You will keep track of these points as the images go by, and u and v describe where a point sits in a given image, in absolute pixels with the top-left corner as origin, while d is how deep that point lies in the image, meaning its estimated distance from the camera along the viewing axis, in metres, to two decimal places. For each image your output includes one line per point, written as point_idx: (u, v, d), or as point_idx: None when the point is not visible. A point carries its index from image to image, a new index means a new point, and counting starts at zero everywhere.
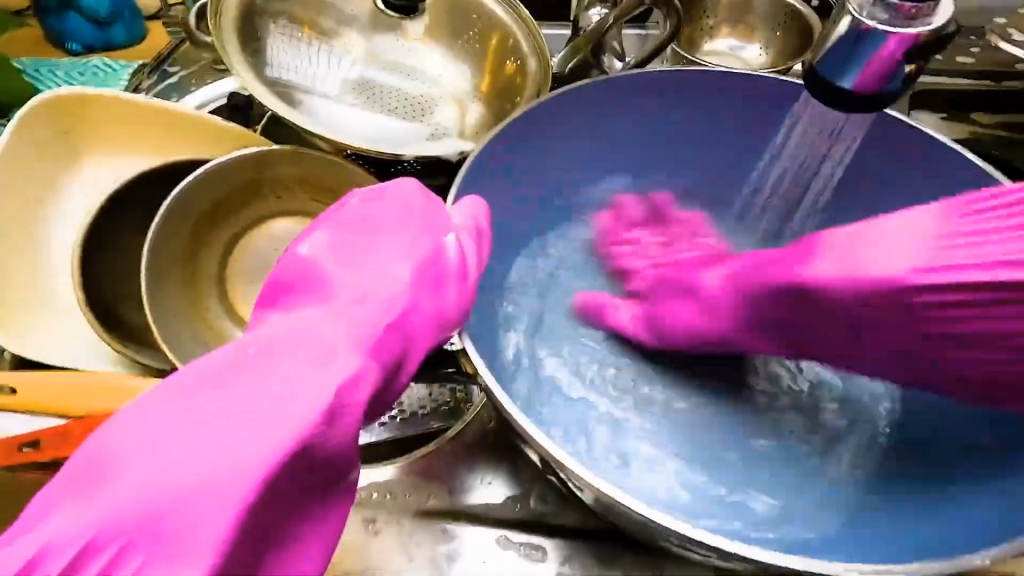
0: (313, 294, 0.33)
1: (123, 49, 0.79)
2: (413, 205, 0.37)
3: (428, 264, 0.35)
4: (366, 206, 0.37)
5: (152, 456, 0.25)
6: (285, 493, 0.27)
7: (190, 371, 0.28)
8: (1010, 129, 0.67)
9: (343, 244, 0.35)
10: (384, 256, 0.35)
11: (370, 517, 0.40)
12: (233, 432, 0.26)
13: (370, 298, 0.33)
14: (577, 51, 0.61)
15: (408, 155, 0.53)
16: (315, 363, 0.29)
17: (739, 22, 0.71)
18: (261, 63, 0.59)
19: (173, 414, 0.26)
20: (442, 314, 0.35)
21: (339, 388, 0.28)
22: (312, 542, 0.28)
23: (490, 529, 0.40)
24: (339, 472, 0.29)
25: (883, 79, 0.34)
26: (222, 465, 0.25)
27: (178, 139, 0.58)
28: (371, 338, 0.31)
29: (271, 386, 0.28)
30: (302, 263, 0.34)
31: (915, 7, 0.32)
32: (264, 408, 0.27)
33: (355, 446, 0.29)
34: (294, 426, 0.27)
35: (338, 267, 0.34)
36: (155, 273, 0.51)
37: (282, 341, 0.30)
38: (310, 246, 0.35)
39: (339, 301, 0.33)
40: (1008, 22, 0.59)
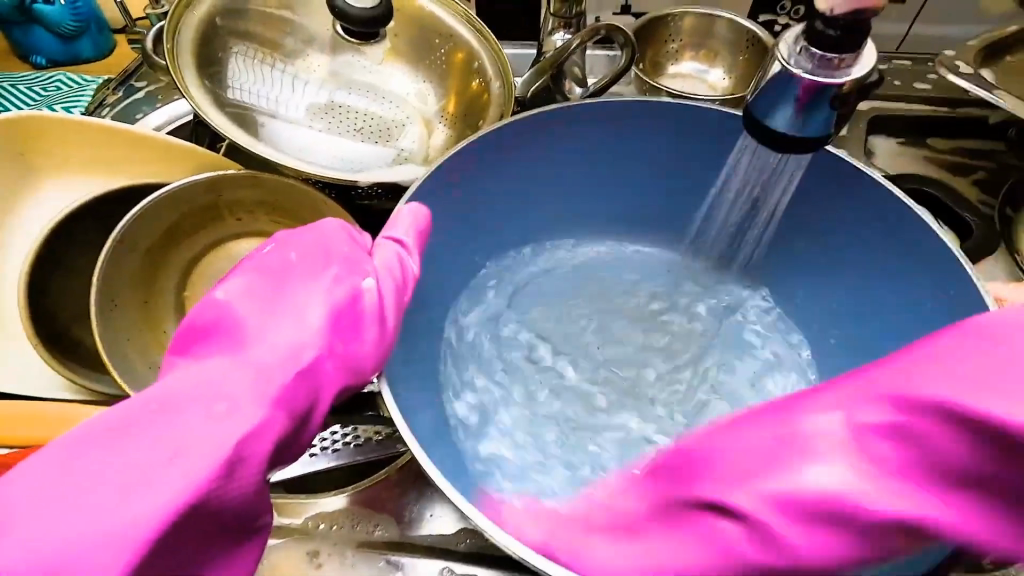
0: (225, 343, 0.34)
1: (90, 62, 0.79)
2: (333, 248, 0.38)
3: (345, 310, 0.36)
4: (289, 249, 0.38)
5: (49, 511, 0.26)
6: (185, 541, 0.28)
7: (87, 426, 0.28)
8: (963, 154, 0.68)
9: (261, 288, 0.36)
10: (301, 301, 0.36)
11: (314, 549, 0.40)
12: (133, 489, 0.27)
13: (279, 346, 0.33)
14: (542, 74, 0.60)
15: (363, 181, 0.53)
16: (217, 415, 0.30)
17: (701, 46, 0.72)
18: (221, 87, 0.58)
19: (73, 467, 0.27)
20: (358, 358, 0.36)
21: (239, 439, 0.29)
22: None
23: (435, 560, 0.41)
24: (245, 519, 0.30)
25: (809, 123, 0.36)
26: (111, 525, 0.26)
27: (135, 160, 0.57)
28: (278, 387, 0.32)
29: (171, 437, 0.28)
30: (217, 310, 0.34)
31: (837, 58, 0.33)
32: (159, 460, 0.27)
33: (258, 495, 0.30)
34: (188, 480, 0.27)
35: (254, 310, 0.35)
36: (107, 296, 0.51)
37: (188, 392, 0.30)
38: (227, 291, 0.35)
39: (250, 351, 0.33)
40: (956, 53, 0.60)
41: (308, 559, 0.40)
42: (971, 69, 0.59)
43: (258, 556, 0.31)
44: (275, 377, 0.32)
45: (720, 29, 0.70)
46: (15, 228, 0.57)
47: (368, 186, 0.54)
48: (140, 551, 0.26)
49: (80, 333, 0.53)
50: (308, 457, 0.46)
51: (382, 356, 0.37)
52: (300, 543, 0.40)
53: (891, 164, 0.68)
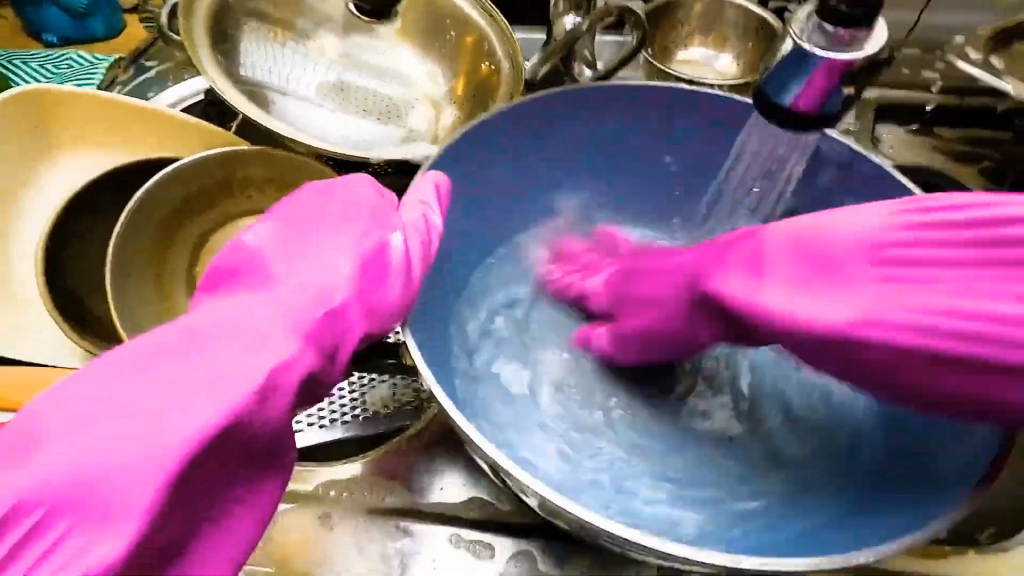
0: (253, 283, 0.35)
1: (100, 41, 0.79)
2: (358, 200, 0.39)
3: (370, 259, 0.37)
4: (314, 201, 0.39)
5: (86, 428, 0.27)
6: (218, 467, 0.29)
7: (124, 351, 0.29)
8: (970, 143, 0.68)
9: (287, 236, 0.37)
10: (327, 250, 0.37)
11: (326, 514, 0.41)
12: (171, 409, 0.28)
13: (307, 286, 0.35)
14: (550, 56, 0.61)
15: (375, 159, 0.54)
16: (249, 346, 0.31)
17: (710, 31, 0.72)
18: (234, 64, 0.59)
19: (109, 387, 0.28)
20: (382, 306, 0.37)
21: (271, 369, 0.30)
22: (241, 517, 0.31)
23: (443, 527, 0.41)
24: (275, 449, 0.32)
25: (822, 102, 0.36)
26: (150, 441, 0.27)
27: (149, 135, 0.58)
28: (307, 326, 0.33)
29: (205, 364, 0.29)
30: (245, 253, 0.36)
31: (849, 34, 0.34)
32: (196, 384, 0.29)
33: (285, 426, 0.31)
34: (224, 404, 0.28)
35: (281, 256, 0.36)
36: (122, 267, 0.52)
37: (221, 325, 0.31)
38: (255, 236, 0.36)
39: (278, 290, 0.34)
40: (965, 40, 0.61)
41: (320, 523, 0.41)
42: (980, 56, 0.59)
43: (279, 493, 0.32)
44: (304, 317, 0.33)
45: (729, 15, 0.70)
46: (31, 202, 0.57)
47: (380, 164, 0.55)
48: (178, 466, 0.27)
49: (93, 306, 0.54)
50: (318, 428, 0.47)
51: (405, 305, 0.38)
52: (311, 508, 0.41)
53: (898, 151, 0.68)
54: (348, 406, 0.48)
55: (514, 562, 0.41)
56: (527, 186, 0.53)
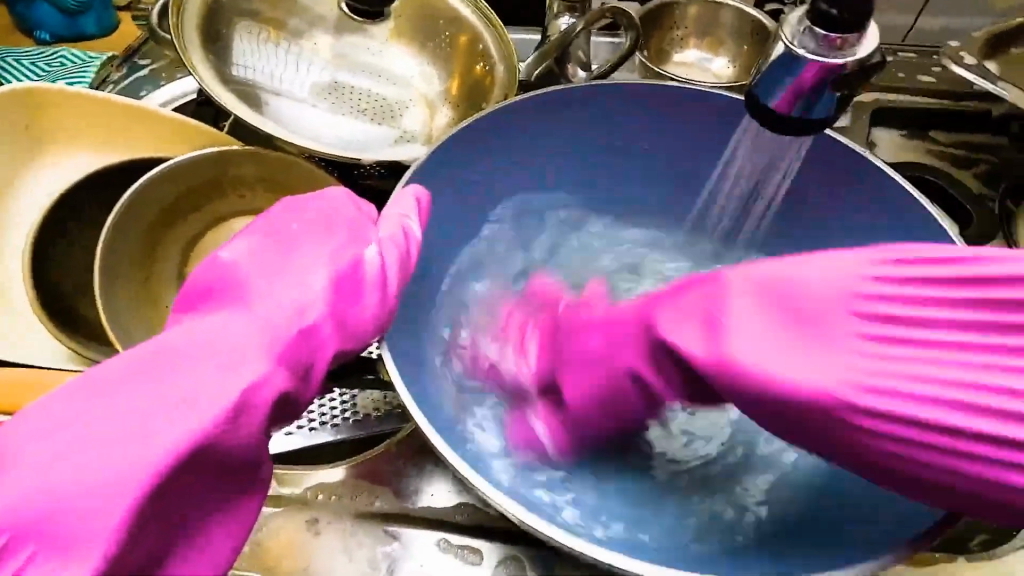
0: (229, 301, 0.34)
1: (92, 39, 0.79)
2: (339, 215, 0.39)
3: (346, 275, 0.36)
4: (292, 216, 0.39)
5: (55, 452, 0.26)
6: (191, 489, 0.28)
7: (97, 373, 0.29)
8: (964, 148, 0.68)
9: (265, 251, 0.37)
10: (305, 266, 0.36)
11: (313, 518, 0.41)
12: (139, 432, 0.27)
13: (283, 304, 0.34)
14: (545, 57, 0.60)
15: (367, 159, 0.54)
16: (221, 365, 0.30)
17: (706, 34, 0.72)
18: (226, 63, 0.59)
19: (82, 411, 0.28)
20: (359, 322, 0.36)
21: (244, 389, 0.30)
22: (219, 541, 0.30)
23: (432, 532, 0.41)
24: (249, 470, 0.31)
25: (812, 106, 0.36)
26: (117, 465, 0.26)
27: (140, 134, 0.58)
28: (281, 344, 0.32)
29: (178, 386, 0.29)
30: (222, 269, 0.35)
31: (841, 38, 0.33)
32: (166, 405, 0.28)
33: (260, 446, 0.30)
34: (193, 426, 0.28)
35: (259, 272, 0.36)
36: (110, 269, 0.51)
37: (194, 344, 0.31)
38: (232, 253, 0.36)
39: (253, 307, 0.34)
40: (960, 45, 0.61)
41: (307, 527, 0.41)
42: (975, 61, 0.59)
43: (259, 513, 0.31)
44: (278, 335, 0.33)
45: (725, 18, 0.70)
46: (20, 202, 0.57)
47: (371, 164, 0.55)
48: (146, 490, 0.26)
49: (82, 306, 0.53)
50: (307, 431, 0.47)
51: (382, 321, 0.37)
52: (299, 513, 0.41)
53: (893, 156, 0.68)
54: (337, 409, 0.48)
55: (502, 567, 0.40)
56: (520, 187, 0.53)
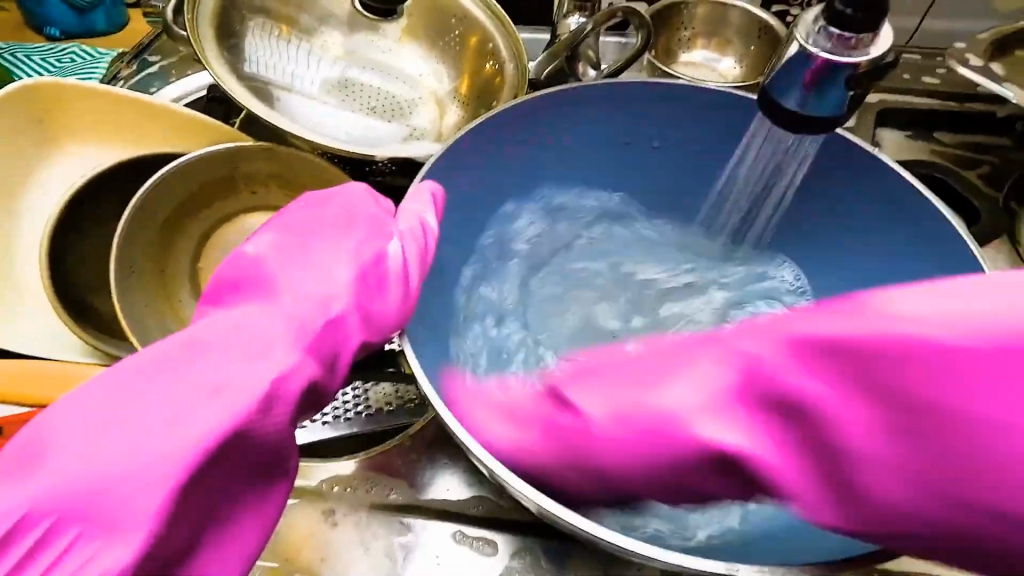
0: (255, 295, 0.35)
1: (102, 36, 0.79)
2: (358, 210, 0.40)
3: (369, 269, 0.37)
4: (313, 212, 0.40)
5: (89, 441, 0.27)
6: (223, 478, 0.29)
7: (131, 363, 0.29)
8: (969, 148, 0.69)
9: (288, 245, 0.37)
10: (329, 260, 0.37)
11: (330, 509, 0.41)
12: (174, 421, 0.28)
13: (307, 298, 0.35)
14: (555, 57, 0.61)
15: (379, 156, 0.54)
16: (251, 356, 0.31)
17: (713, 35, 0.72)
18: (240, 60, 0.59)
19: (115, 400, 0.28)
20: (382, 316, 0.37)
21: (271, 379, 0.30)
22: (248, 530, 0.30)
23: (447, 524, 0.42)
24: (278, 460, 0.31)
25: (825, 106, 0.36)
26: (153, 452, 0.26)
27: (155, 132, 0.58)
28: (309, 336, 0.33)
29: (207, 377, 0.29)
30: (247, 263, 0.36)
31: (855, 38, 0.34)
32: (199, 396, 0.29)
33: (289, 436, 0.31)
34: (226, 416, 0.28)
35: (284, 265, 0.36)
36: (125, 263, 0.51)
37: (224, 336, 0.31)
38: (256, 247, 0.37)
39: (280, 300, 0.34)
40: (965, 46, 0.61)
41: (324, 519, 0.41)
42: (980, 62, 0.60)
43: (286, 504, 0.32)
44: (305, 327, 0.33)
45: (733, 17, 0.71)
46: (34, 196, 0.57)
47: (384, 160, 0.55)
48: (182, 476, 0.27)
49: (96, 300, 0.54)
50: (321, 425, 0.47)
51: (405, 316, 0.38)
52: (316, 504, 0.41)
53: (898, 155, 0.69)
54: (351, 402, 0.49)
55: (516, 560, 0.41)
56: (530, 185, 0.54)
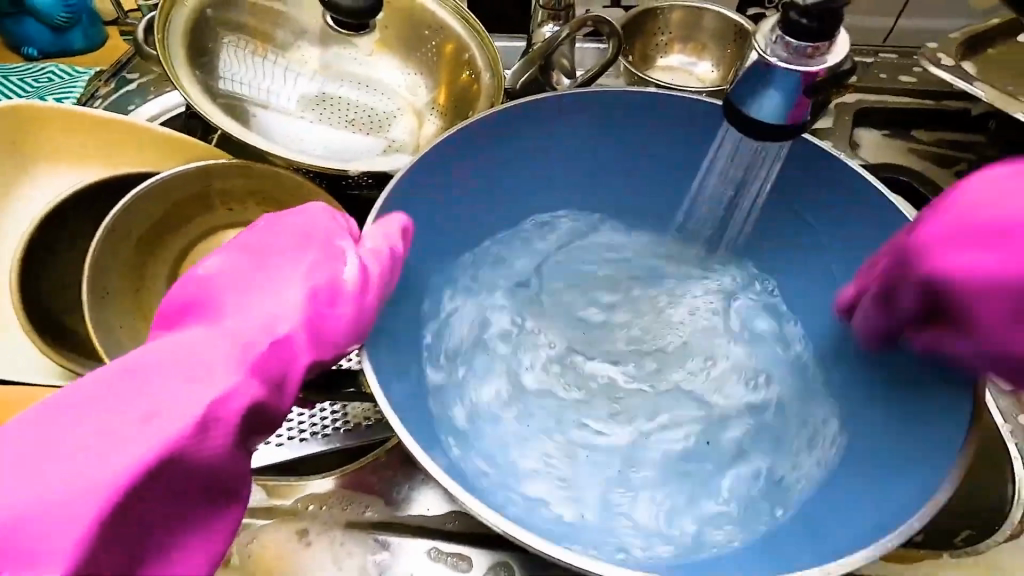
0: (204, 318, 0.35)
1: (81, 54, 0.79)
2: (313, 228, 0.40)
3: (320, 286, 0.37)
4: (268, 231, 0.40)
5: (25, 467, 0.27)
6: (157, 506, 0.29)
7: (73, 390, 0.30)
8: (947, 146, 0.70)
9: (240, 266, 0.38)
10: (280, 281, 0.37)
11: (303, 529, 0.41)
12: (107, 446, 0.28)
13: (252, 320, 0.35)
14: (530, 65, 0.60)
15: (353, 170, 0.54)
16: (191, 378, 0.31)
17: (689, 40, 0.73)
18: (212, 77, 0.59)
19: (54, 427, 0.29)
20: (335, 333, 0.36)
21: (210, 401, 0.30)
22: (186, 560, 0.29)
23: (422, 540, 0.41)
24: (219, 484, 0.31)
25: (787, 113, 0.36)
26: (83, 478, 0.27)
27: (131, 151, 0.58)
28: (253, 357, 0.33)
29: (145, 399, 0.30)
30: (199, 286, 0.37)
31: (811, 47, 0.34)
32: (135, 420, 0.29)
33: (229, 460, 0.31)
34: (158, 440, 0.28)
35: (235, 287, 0.37)
36: (99, 284, 0.51)
37: (166, 358, 0.32)
38: (207, 271, 0.37)
39: (226, 323, 0.35)
40: (937, 45, 0.61)
41: (297, 538, 0.41)
42: (952, 61, 0.60)
43: (228, 532, 0.31)
44: (248, 349, 0.33)
45: (707, 22, 0.71)
46: (8, 219, 0.57)
47: (359, 175, 0.55)
48: (110, 500, 0.27)
49: (72, 320, 0.54)
50: (300, 442, 0.48)
51: (359, 334, 0.37)
52: (288, 523, 0.41)
53: (875, 156, 0.69)
54: (329, 419, 0.50)
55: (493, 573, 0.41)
56: (504, 196, 0.53)
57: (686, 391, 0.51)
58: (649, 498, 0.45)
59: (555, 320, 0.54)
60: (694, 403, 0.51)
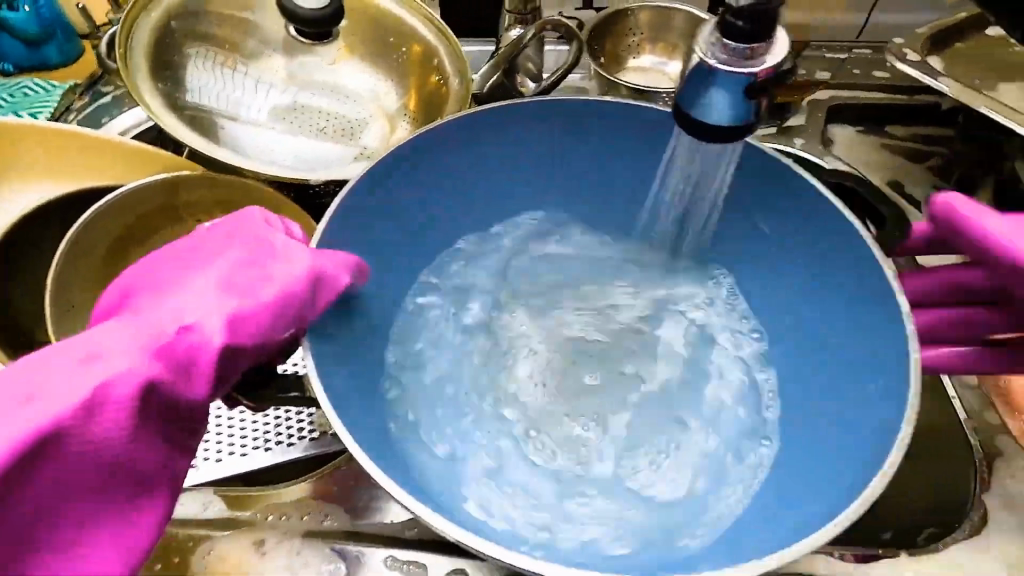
0: (128, 311, 0.37)
1: (57, 68, 0.79)
2: (245, 228, 0.41)
3: (238, 280, 0.38)
4: (205, 233, 0.42)
5: None
6: (50, 484, 0.30)
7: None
8: (920, 141, 0.70)
9: (171, 264, 0.40)
10: (202, 275, 0.38)
11: (260, 539, 0.41)
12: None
13: (167, 310, 0.36)
14: (496, 68, 0.60)
15: (315, 179, 0.54)
16: (90, 362, 0.33)
17: (659, 40, 0.73)
18: (178, 90, 0.59)
19: None
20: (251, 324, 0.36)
21: (98, 383, 0.31)
22: (82, 541, 0.31)
23: (380, 548, 0.41)
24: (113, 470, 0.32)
25: (732, 115, 0.36)
26: None
27: (97, 164, 0.58)
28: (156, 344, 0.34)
29: (45, 380, 0.32)
30: (131, 282, 0.39)
31: (748, 48, 0.34)
32: (32, 398, 0.31)
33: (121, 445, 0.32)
34: (43, 417, 0.30)
35: (161, 283, 0.39)
36: (61, 298, 0.51)
37: (74, 344, 0.34)
38: (141, 269, 0.40)
39: (141, 314, 0.36)
40: (904, 41, 0.61)
41: (253, 549, 0.41)
42: (919, 57, 0.60)
43: (124, 517, 0.32)
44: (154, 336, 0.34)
45: (676, 21, 0.71)
46: None
47: (322, 184, 0.55)
48: None
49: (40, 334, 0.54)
50: (265, 451, 0.49)
51: (280, 327, 0.37)
52: (245, 534, 0.41)
53: (848, 152, 0.70)
54: (294, 428, 0.50)
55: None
56: (468, 201, 0.53)
57: (653, 394, 0.51)
58: (609, 501, 0.45)
59: (521, 325, 0.54)
60: (661, 404, 0.51)
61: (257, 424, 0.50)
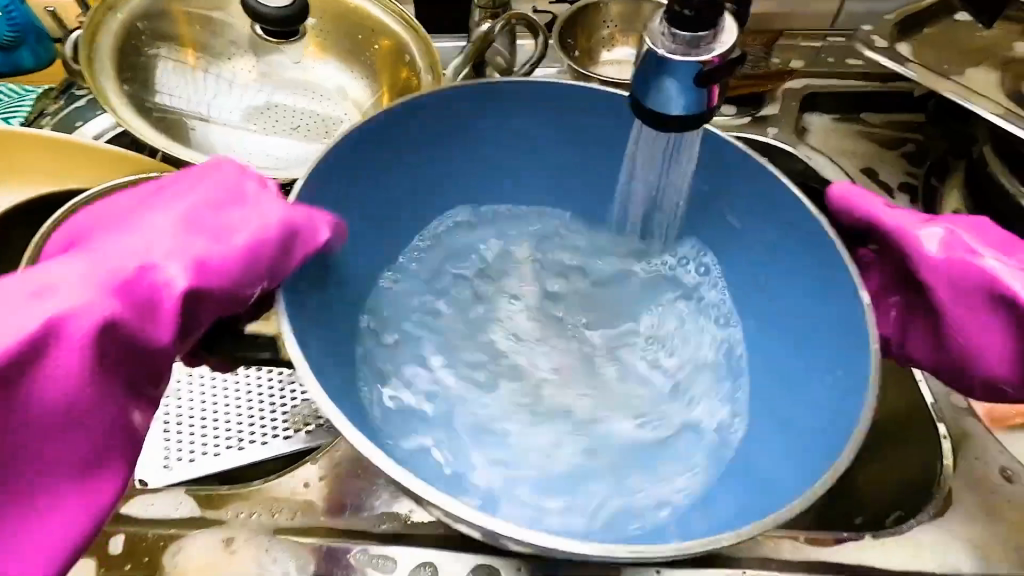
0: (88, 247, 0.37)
1: (33, 73, 0.79)
2: (217, 177, 0.41)
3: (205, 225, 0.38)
4: (174, 179, 0.41)
5: None
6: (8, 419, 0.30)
7: None
8: (896, 128, 0.70)
9: (137, 205, 0.40)
10: (167, 217, 0.38)
11: (229, 537, 0.42)
12: None
13: (130, 249, 0.36)
14: (469, 60, 0.60)
15: (283, 179, 0.54)
16: (47, 295, 0.33)
17: (632, 32, 0.73)
18: (144, 91, 0.60)
19: None
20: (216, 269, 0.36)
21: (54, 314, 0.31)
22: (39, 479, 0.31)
23: (349, 543, 0.42)
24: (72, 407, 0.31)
25: (683, 103, 0.36)
26: None
27: (66, 167, 0.58)
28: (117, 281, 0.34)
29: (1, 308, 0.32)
30: (95, 221, 0.39)
31: (696, 37, 0.34)
32: None
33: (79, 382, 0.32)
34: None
35: (125, 223, 0.38)
36: None
37: (32, 277, 0.34)
38: (105, 209, 0.40)
39: (101, 251, 0.36)
40: (872, 28, 0.61)
41: (222, 547, 0.41)
42: (887, 44, 0.60)
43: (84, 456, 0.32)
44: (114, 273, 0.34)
45: (647, 12, 0.72)
46: None
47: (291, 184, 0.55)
48: None
49: None
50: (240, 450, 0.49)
51: (247, 274, 0.37)
52: (215, 533, 0.42)
53: (824, 141, 0.70)
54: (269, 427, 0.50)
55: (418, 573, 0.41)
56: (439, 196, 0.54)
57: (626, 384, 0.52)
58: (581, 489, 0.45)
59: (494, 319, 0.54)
60: (632, 394, 0.51)
61: (231, 423, 0.51)
